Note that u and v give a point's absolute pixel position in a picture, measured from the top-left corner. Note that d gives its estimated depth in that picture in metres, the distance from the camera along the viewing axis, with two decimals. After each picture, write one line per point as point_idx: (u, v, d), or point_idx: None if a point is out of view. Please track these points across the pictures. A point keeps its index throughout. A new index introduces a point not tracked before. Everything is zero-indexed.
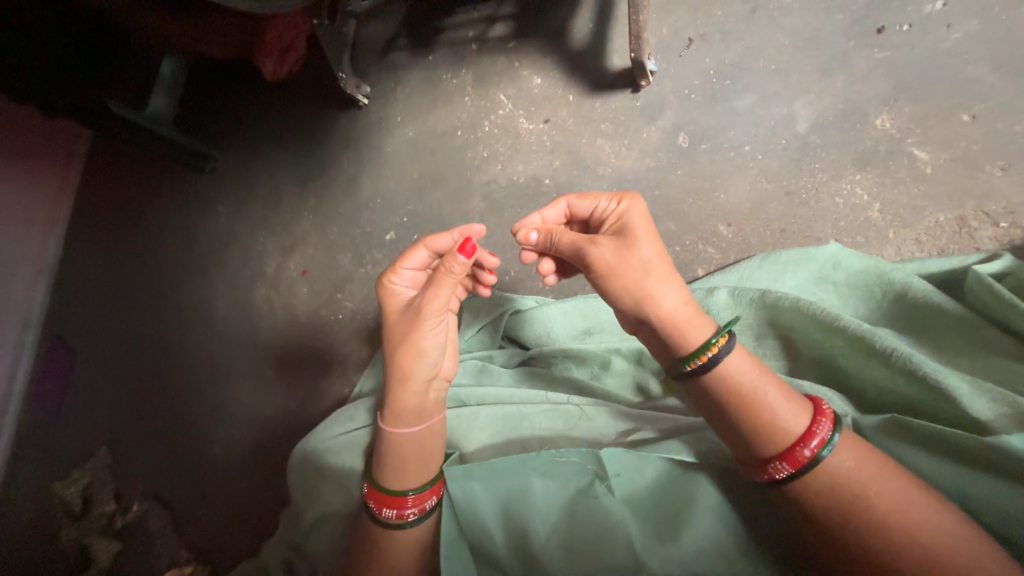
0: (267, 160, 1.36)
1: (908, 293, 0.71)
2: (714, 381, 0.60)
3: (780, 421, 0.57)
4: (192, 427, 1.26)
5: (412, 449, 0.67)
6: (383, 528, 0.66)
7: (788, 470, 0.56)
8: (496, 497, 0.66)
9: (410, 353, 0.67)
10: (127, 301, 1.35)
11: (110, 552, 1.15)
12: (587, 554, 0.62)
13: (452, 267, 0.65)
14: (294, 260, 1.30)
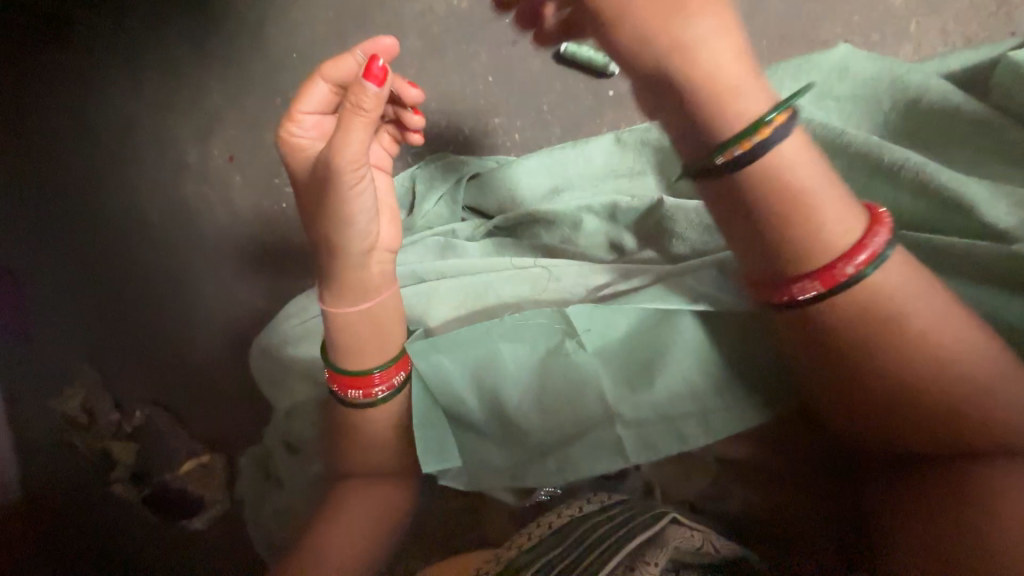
0: (149, 16, 1.13)
1: (921, 98, 0.61)
2: (764, 179, 0.48)
3: (826, 218, 0.47)
4: (170, 333, 1.18)
5: (365, 325, 0.64)
6: (353, 409, 0.65)
7: (848, 273, 0.46)
8: (465, 367, 0.63)
9: (333, 218, 0.61)
10: (45, 209, 1.17)
11: (129, 452, 1.12)
12: (558, 412, 0.61)
13: (363, 95, 0.54)
14: (216, 144, 1.15)
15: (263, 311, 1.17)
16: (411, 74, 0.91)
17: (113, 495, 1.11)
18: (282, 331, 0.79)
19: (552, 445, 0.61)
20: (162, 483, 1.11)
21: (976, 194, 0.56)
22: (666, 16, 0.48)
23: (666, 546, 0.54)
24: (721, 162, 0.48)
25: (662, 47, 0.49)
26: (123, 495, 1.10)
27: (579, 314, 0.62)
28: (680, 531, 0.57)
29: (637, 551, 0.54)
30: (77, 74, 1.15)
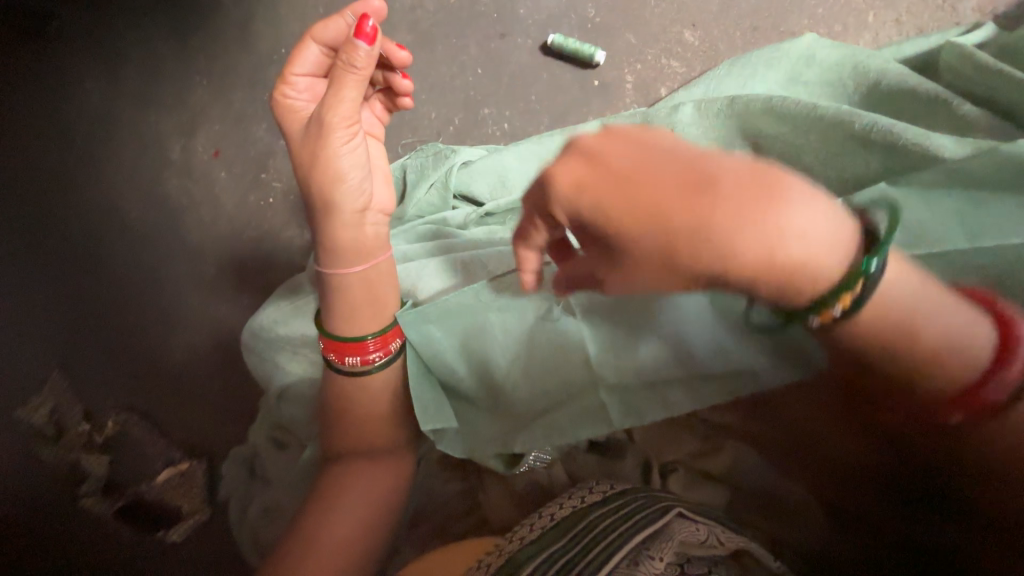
0: (133, 16, 1.16)
1: (880, 81, 0.63)
2: (873, 312, 0.45)
3: (956, 342, 0.45)
4: (145, 334, 1.13)
5: (359, 289, 0.64)
6: (347, 376, 0.66)
7: (971, 407, 0.46)
8: (455, 336, 0.64)
9: (327, 180, 0.62)
10: (20, 207, 1.13)
11: (104, 463, 1.05)
12: (547, 375, 0.63)
13: (353, 56, 0.57)
14: (200, 139, 1.15)
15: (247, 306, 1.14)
16: None
17: (83, 510, 1.01)
18: (270, 313, 0.77)
19: (541, 409, 0.63)
20: (138, 494, 1.04)
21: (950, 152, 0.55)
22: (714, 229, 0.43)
23: (673, 540, 0.51)
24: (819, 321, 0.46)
25: (715, 249, 0.43)
26: (94, 509, 1.01)
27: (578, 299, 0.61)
28: (684, 524, 0.53)
29: (643, 545, 0.51)
30: (50, 70, 1.14)
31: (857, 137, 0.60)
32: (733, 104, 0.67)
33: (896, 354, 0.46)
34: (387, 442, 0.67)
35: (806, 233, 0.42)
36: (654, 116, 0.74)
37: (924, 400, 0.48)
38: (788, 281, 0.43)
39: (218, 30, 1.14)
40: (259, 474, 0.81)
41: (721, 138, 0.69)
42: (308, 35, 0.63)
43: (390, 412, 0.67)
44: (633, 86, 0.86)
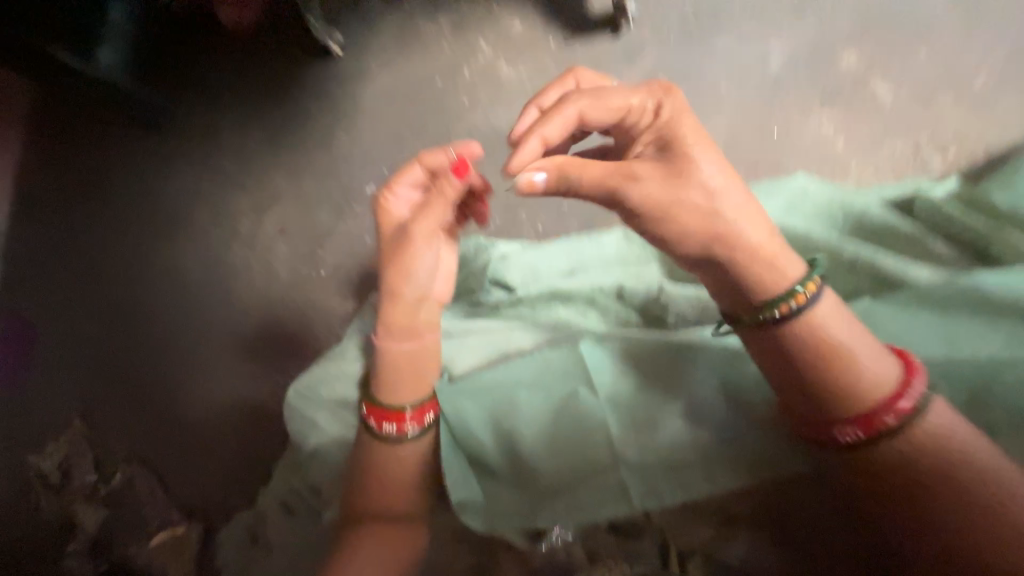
0: (232, 114, 1.32)
1: (864, 218, 0.75)
2: (808, 337, 0.59)
3: (871, 371, 0.57)
4: (174, 394, 1.25)
5: (406, 363, 0.74)
6: (382, 442, 0.71)
7: (889, 422, 0.55)
8: (490, 407, 0.71)
9: (400, 273, 0.74)
10: (90, 272, 1.31)
11: (97, 518, 1.15)
12: (570, 452, 0.67)
13: (449, 186, 0.71)
14: (271, 217, 1.29)
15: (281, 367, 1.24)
16: None
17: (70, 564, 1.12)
18: (318, 371, 0.83)
19: (562, 483, 0.67)
20: (123, 554, 1.13)
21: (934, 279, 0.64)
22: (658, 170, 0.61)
23: None
24: (766, 319, 0.61)
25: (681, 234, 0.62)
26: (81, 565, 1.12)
27: (587, 349, 0.70)
28: None
29: None
30: (154, 151, 1.34)
31: (848, 263, 0.70)
32: None
33: (823, 360, 0.58)
34: (411, 508, 0.71)
35: (736, 209, 0.61)
36: None
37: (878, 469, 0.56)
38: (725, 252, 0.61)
39: (305, 136, 1.28)
40: (265, 539, 0.83)
41: None
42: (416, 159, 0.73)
43: (413, 479, 0.72)
44: None
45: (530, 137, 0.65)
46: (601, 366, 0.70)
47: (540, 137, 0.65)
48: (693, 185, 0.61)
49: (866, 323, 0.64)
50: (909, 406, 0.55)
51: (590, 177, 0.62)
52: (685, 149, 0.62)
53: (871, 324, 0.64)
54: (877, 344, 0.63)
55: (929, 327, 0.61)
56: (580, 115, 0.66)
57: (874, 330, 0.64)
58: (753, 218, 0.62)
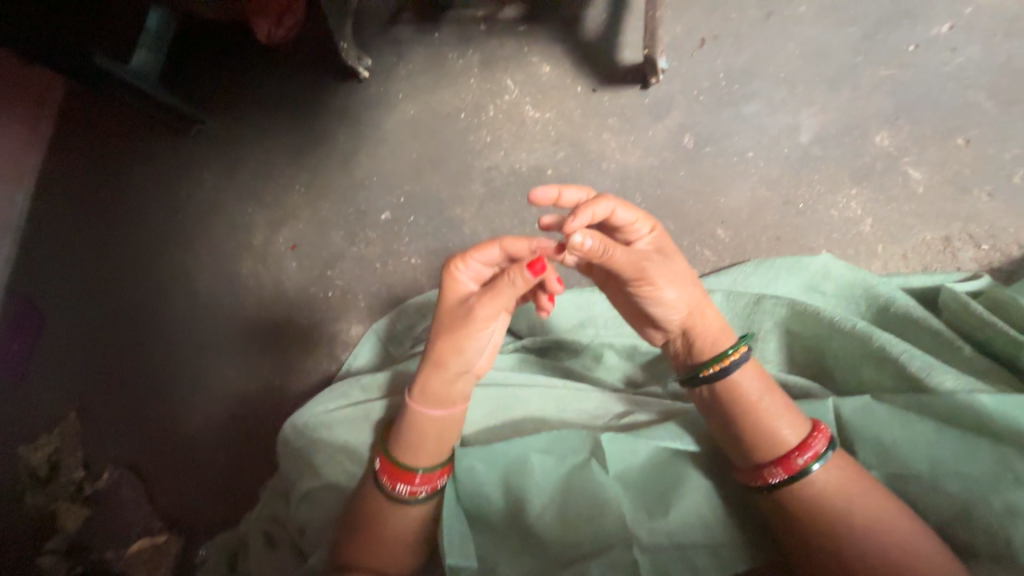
0: (260, 128, 1.30)
1: (890, 306, 0.72)
2: (728, 390, 0.57)
3: (777, 425, 0.54)
4: (168, 400, 1.22)
5: (434, 431, 0.66)
6: (391, 500, 0.66)
7: (782, 475, 0.53)
8: (497, 470, 0.66)
9: (450, 350, 0.63)
10: (101, 264, 1.31)
11: (79, 518, 1.14)
12: (579, 526, 0.62)
13: (516, 277, 0.57)
14: (283, 233, 1.25)
15: (275, 389, 1.19)
16: (470, 213, 1.13)
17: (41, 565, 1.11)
18: (317, 412, 0.80)
19: (567, 559, 0.62)
20: (100, 559, 1.12)
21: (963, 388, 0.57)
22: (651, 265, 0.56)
23: None
24: (700, 376, 0.58)
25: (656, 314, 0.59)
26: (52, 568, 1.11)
27: (608, 440, 0.64)
28: None
29: None
30: (183, 156, 1.33)
31: (872, 354, 0.64)
32: (756, 304, 0.73)
33: (733, 410, 0.56)
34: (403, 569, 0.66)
35: (701, 300, 0.60)
36: None
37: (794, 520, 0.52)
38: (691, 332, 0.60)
39: (325, 156, 1.25)
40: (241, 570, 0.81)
41: (748, 328, 0.74)
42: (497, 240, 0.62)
43: (404, 540, 0.66)
44: None
45: (584, 209, 0.56)
46: (619, 445, 0.64)
47: (592, 212, 0.56)
48: (677, 259, 0.61)
49: (868, 424, 0.57)
50: (811, 454, 0.53)
51: (594, 249, 0.52)
52: (663, 243, 0.62)
53: (877, 425, 0.57)
54: (872, 449, 0.56)
55: (939, 446, 0.54)
56: (612, 212, 0.58)
57: (876, 433, 0.56)
58: (706, 301, 0.60)
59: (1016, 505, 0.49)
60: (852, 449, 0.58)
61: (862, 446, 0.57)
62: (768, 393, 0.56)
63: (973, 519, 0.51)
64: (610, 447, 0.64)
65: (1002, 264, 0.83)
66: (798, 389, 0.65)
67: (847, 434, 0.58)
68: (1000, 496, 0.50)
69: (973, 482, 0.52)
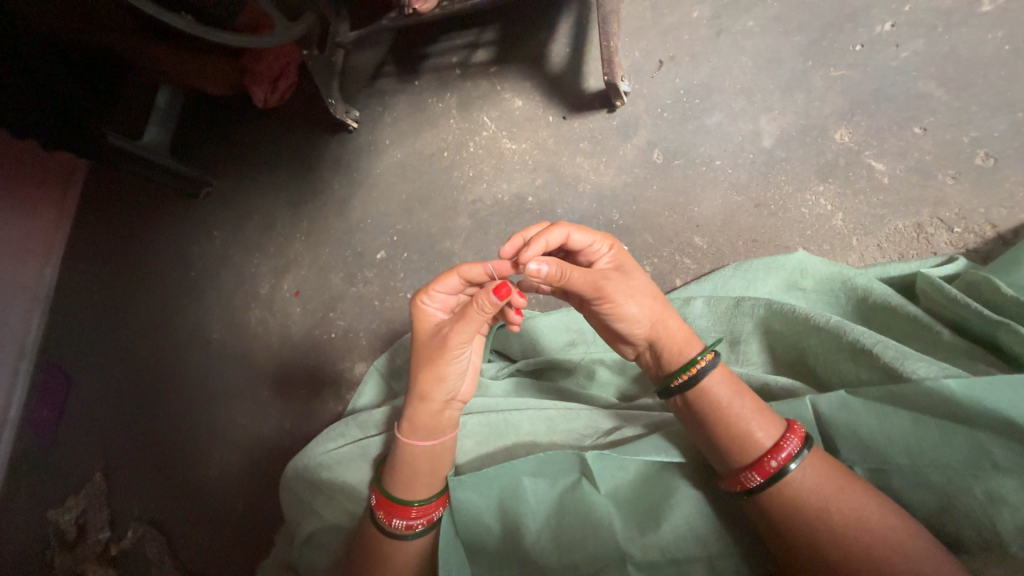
0: (262, 185, 1.38)
1: (868, 297, 0.71)
2: (699, 396, 0.57)
3: (749, 429, 0.54)
4: (186, 453, 1.25)
5: (426, 462, 0.67)
6: (390, 536, 0.66)
7: (758, 479, 0.53)
8: (493, 496, 0.66)
9: (433, 379, 0.64)
10: (121, 327, 1.38)
11: None
12: (575, 546, 0.62)
13: (482, 302, 0.59)
14: (288, 280, 1.30)
15: (286, 433, 1.21)
16: (459, 244, 1.16)
17: None
18: (316, 453, 0.82)
19: None
20: None
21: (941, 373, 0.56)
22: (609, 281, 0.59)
23: None
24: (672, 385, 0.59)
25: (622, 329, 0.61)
26: None
27: (593, 459, 0.62)
28: None
29: None
30: (192, 219, 1.42)
31: (848, 347, 0.63)
32: (735, 307, 0.74)
33: (704, 416, 0.56)
34: None
35: (663, 310, 0.61)
36: None
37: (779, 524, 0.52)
38: (659, 342, 0.61)
39: (321, 205, 1.31)
40: None
41: (730, 332, 0.75)
42: (455, 267, 0.66)
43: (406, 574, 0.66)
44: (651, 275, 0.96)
45: (536, 239, 0.62)
46: (607, 463, 0.63)
47: (544, 240, 0.62)
48: (637, 274, 0.62)
49: (844, 418, 0.57)
50: (785, 457, 0.52)
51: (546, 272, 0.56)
52: (623, 259, 0.64)
53: (854, 418, 0.56)
54: (852, 443, 0.56)
55: (916, 435, 0.53)
56: (567, 237, 0.63)
57: (854, 427, 0.56)
58: (671, 310, 0.62)
59: (998, 492, 0.49)
60: (834, 444, 0.58)
61: (841, 440, 0.57)
62: (738, 395, 0.56)
63: (956, 509, 0.51)
64: (598, 466, 0.62)
65: (981, 245, 0.83)
66: (779, 386, 0.65)
67: (826, 429, 0.58)
68: (980, 484, 0.50)
69: (952, 472, 0.51)
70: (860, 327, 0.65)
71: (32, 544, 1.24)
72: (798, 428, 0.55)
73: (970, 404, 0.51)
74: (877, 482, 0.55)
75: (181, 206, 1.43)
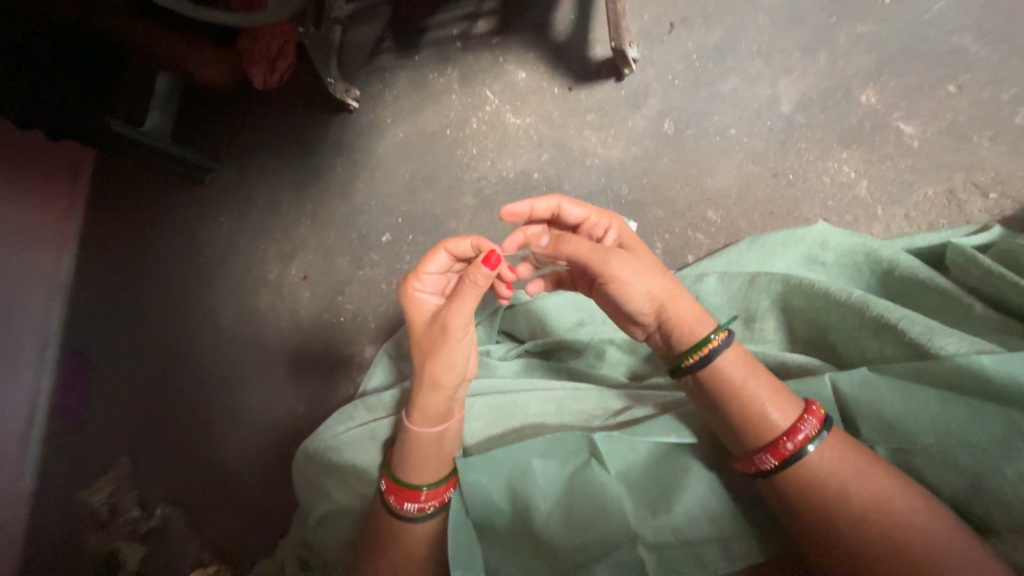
0: (265, 169, 1.36)
1: (894, 269, 0.68)
2: (713, 376, 0.54)
3: (765, 410, 0.52)
4: (206, 436, 1.28)
5: (436, 448, 0.67)
6: (401, 518, 0.66)
7: (774, 461, 0.51)
8: (502, 478, 0.66)
9: (439, 365, 0.63)
10: (137, 314, 1.40)
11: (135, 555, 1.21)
12: (586, 529, 0.61)
13: (476, 275, 0.59)
14: (295, 265, 1.30)
15: (301, 416, 1.22)
16: (464, 224, 1.13)
17: None
18: (326, 436, 0.83)
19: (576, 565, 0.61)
20: None
21: (971, 348, 0.53)
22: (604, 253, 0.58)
23: None
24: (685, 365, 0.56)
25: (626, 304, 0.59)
26: None
27: (601, 440, 0.62)
28: None
29: None
30: (198, 206, 1.41)
31: (871, 323, 0.60)
32: (751, 283, 0.71)
33: (717, 397, 0.54)
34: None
35: (668, 285, 0.58)
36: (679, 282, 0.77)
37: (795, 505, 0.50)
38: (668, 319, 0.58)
39: (325, 188, 1.29)
40: None
41: (745, 309, 0.72)
42: (440, 244, 0.66)
43: (417, 554, 0.67)
44: (662, 252, 0.92)
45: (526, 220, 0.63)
46: (618, 444, 0.62)
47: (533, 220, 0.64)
48: (638, 248, 0.61)
49: (867, 397, 0.54)
50: (801, 438, 0.50)
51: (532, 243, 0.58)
52: (621, 233, 0.64)
53: (877, 397, 0.54)
54: (874, 423, 0.54)
55: (943, 414, 0.51)
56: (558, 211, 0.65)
57: (877, 406, 0.54)
58: (679, 285, 0.59)
59: None
60: (854, 425, 0.55)
61: (864, 420, 0.54)
62: (752, 375, 0.54)
63: (986, 490, 0.48)
64: (609, 447, 0.62)
65: (1017, 211, 0.78)
66: (797, 365, 0.63)
67: (847, 409, 0.56)
68: (1014, 465, 0.47)
69: (983, 452, 0.49)
70: (884, 301, 0.62)
71: (65, 524, 1.29)
72: (816, 409, 0.52)
73: (1002, 381, 0.49)
74: (901, 463, 0.53)
75: (187, 193, 1.43)
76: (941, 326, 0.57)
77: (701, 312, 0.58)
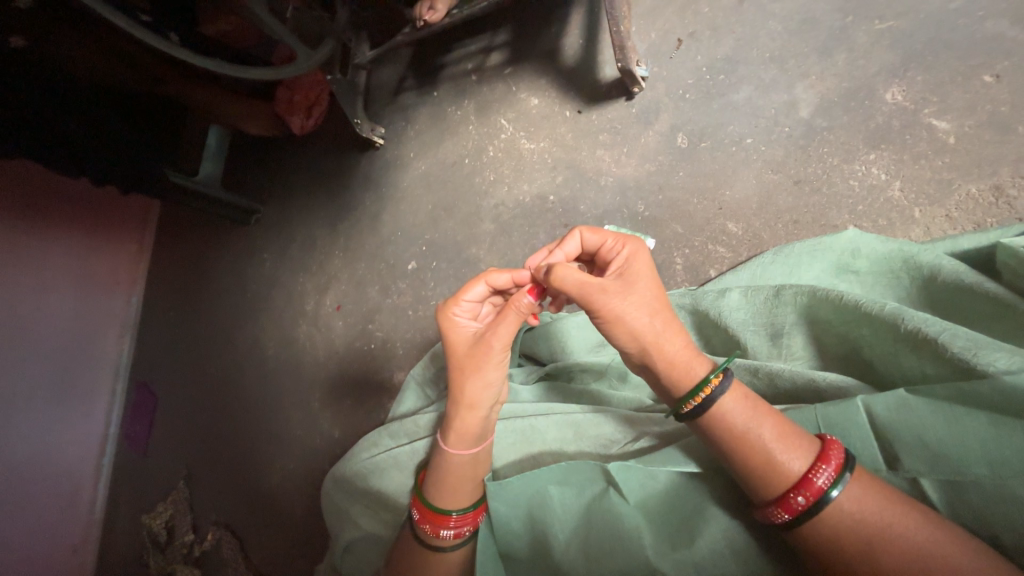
0: (302, 207, 1.46)
1: (936, 276, 0.62)
2: (714, 422, 0.50)
3: (772, 458, 0.47)
4: (252, 462, 1.34)
5: (469, 471, 0.65)
6: (430, 548, 0.65)
7: (785, 516, 0.46)
8: (518, 508, 0.64)
9: (475, 383, 0.62)
10: (190, 348, 1.51)
11: None
12: (603, 562, 0.59)
13: (518, 303, 0.61)
14: (330, 296, 1.36)
15: (336, 442, 1.26)
16: (484, 249, 1.16)
17: None
18: (350, 465, 0.84)
19: None
20: None
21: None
22: (608, 288, 0.54)
23: None
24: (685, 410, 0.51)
25: (626, 340, 0.54)
26: None
27: (616, 469, 0.58)
28: None
29: None
30: (244, 244, 1.52)
31: (907, 338, 0.55)
32: (776, 297, 0.67)
33: (720, 443, 0.50)
34: None
35: (655, 321, 0.53)
36: (700, 299, 0.74)
37: (824, 549, 0.45)
38: (661, 362, 0.53)
39: (355, 221, 1.36)
40: None
41: (772, 325, 0.68)
42: (482, 274, 0.66)
43: None
44: (683, 267, 0.90)
45: (555, 249, 0.63)
46: (631, 475, 0.59)
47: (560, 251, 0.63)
48: (639, 284, 0.55)
49: (905, 421, 0.49)
50: (813, 492, 0.45)
51: (558, 278, 0.55)
52: (630, 264, 0.57)
53: (916, 423, 0.49)
54: (916, 451, 0.49)
55: (996, 441, 0.45)
56: (580, 242, 0.62)
57: (917, 430, 0.48)
58: (674, 324, 0.54)
59: None
60: (894, 454, 0.50)
61: (905, 448, 0.49)
62: (754, 418, 0.49)
63: None
64: (620, 479, 0.59)
65: None
66: (830, 386, 0.58)
67: (884, 435, 0.50)
68: None
69: None
70: (922, 314, 0.56)
71: (133, 545, 1.39)
72: (834, 452, 0.47)
73: None
74: (952, 497, 0.47)
75: (234, 233, 1.54)
76: (992, 340, 0.51)
77: (696, 353, 0.54)
